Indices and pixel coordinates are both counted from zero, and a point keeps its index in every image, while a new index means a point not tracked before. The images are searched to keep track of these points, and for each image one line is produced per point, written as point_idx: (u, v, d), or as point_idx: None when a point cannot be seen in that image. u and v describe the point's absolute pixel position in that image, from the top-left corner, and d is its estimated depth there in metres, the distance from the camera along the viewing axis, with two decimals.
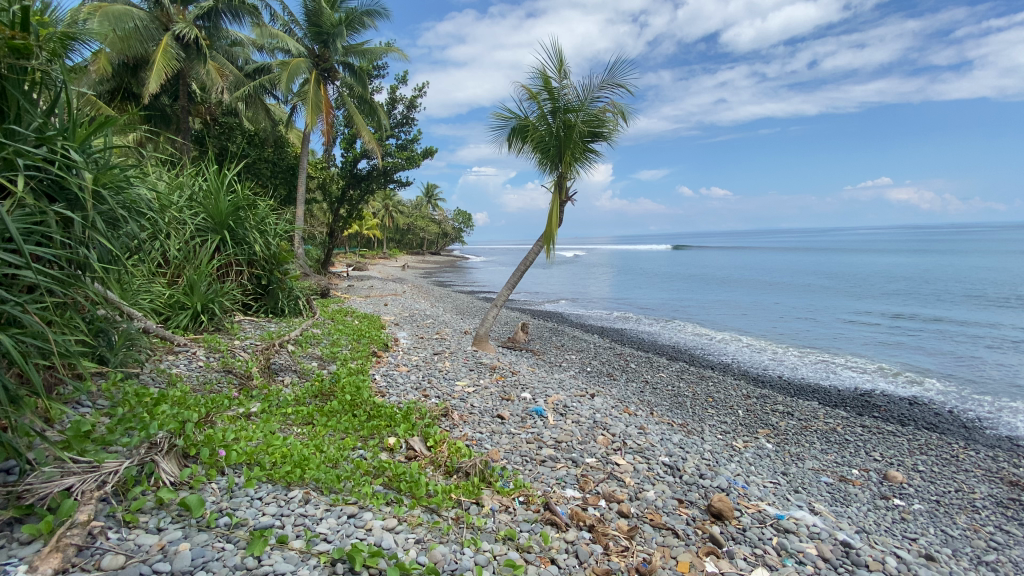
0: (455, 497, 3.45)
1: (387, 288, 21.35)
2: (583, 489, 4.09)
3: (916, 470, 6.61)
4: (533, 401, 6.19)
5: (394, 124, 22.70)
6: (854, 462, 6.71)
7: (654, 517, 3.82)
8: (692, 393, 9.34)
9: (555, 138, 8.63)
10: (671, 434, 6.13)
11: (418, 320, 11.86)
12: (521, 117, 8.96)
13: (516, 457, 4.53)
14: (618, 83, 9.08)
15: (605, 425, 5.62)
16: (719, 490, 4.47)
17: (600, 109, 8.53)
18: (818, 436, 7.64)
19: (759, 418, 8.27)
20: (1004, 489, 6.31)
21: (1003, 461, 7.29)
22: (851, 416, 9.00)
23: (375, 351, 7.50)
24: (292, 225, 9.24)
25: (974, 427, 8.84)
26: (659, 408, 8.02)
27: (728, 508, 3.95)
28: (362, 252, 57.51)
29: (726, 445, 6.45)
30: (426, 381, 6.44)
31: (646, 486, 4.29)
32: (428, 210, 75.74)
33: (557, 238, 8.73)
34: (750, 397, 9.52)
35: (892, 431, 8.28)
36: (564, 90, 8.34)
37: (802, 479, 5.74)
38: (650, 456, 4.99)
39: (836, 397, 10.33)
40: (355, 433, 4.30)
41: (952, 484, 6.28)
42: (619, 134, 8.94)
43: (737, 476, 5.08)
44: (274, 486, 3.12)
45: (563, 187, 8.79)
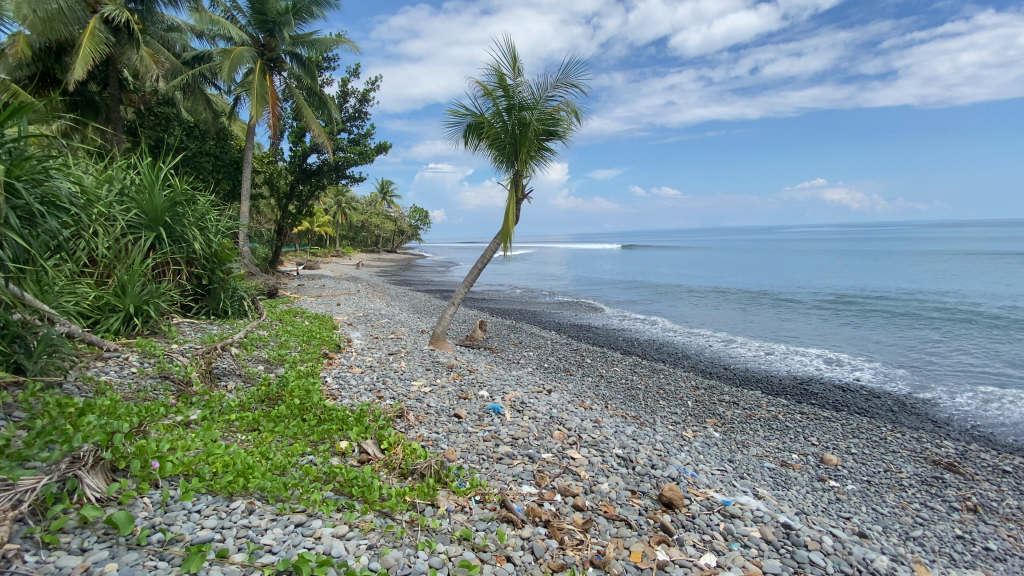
0: (409, 499, 3.38)
1: (340, 288, 20.33)
2: (539, 485, 4.11)
3: (849, 452, 7.09)
4: (490, 399, 6.17)
5: (345, 118, 21.99)
6: (794, 447, 7.08)
7: (608, 509, 3.90)
8: (644, 386, 9.62)
9: (511, 135, 8.63)
10: (625, 426, 6.31)
11: (371, 319, 11.57)
12: (476, 114, 8.90)
13: (473, 456, 4.50)
14: (572, 83, 9.16)
15: (562, 421, 5.67)
16: (669, 479, 4.61)
17: (554, 108, 8.59)
18: (762, 423, 8.05)
19: (707, 408, 8.61)
20: (928, 468, 6.84)
21: (925, 441, 7.91)
22: (792, 403, 9.52)
23: (327, 353, 7.28)
24: (235, 221, 8.80)
25: (901, 410, 9.55)
26: (614, 401, 8.21)
27: (678, 496, 4.09)
28: (313, 251, 55.54)
29: (677, 436, 6.68)
30: (381, 382, 6.31)
31: (600, 479, 4.38)
32: (383, 207, 74.16)
33: (514, 235, 8.71)
34: (699, 388, 9.87)
35: (828, 416, 8.83)
36: (519, 88, 8.35)
37: (746, 465, 6.01)
38: (605, 449, 5.09)
39: (777, 385, 10.91)
40: (304, 438, 4.13)
41: (882, 465, 6.76)
42: (574, 133, 9.02)
43: (686, 465, 5.27)
44: (214, 497, 2.96)
45: (520, 184, 8.79)
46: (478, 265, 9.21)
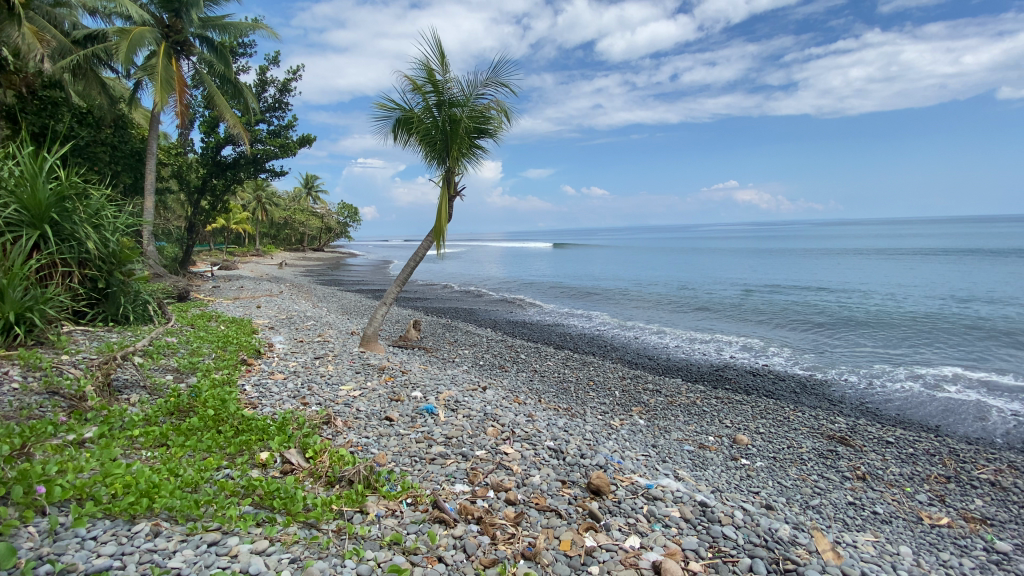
0: (336, 507, 3.28)
1: (261, 288, 19.80)
2: (472, 482, 4.13)
3: (758, 432, 7.74)
4: (423, 399, 6.08)
5: (264, 108, 20.69)
6: (711, 430, 7.61)
7: (539, 501, 3.99)
8: (575, 378, 9.95)
9: (441, 132, 8.53)
10: (557, 419, 6.49)
11: (295, 322, 11.02)
12: (405, 109, 8.71)
13: (404, 458, 4.42)
14: (501, 82, 9.24)
15: (495, 417, 5.72)
16: (597, 467, 4.80)
17: (485, 106, 8.60)
18: (682, 409, 8.59)
19: (633, 397, 9.05)
20: (824, 442, 7.61)
21: (821, 418, 8.80)
22: (709, 389, 10.23)
23: (245, 359, 6.83)
24: (137, 218, 8.03)
25: (802, 391, 10.55)
26: (546, 394, 8.41)
27: (605, 483, 4.27)
28: (231, 250, 51.89)
29: (605, 425, 6.98)
30: (306, 388, 6.03)
31: (532, 472, 4.47)
32: (309, 203, 70.72)
33: (446, 232, 8.63)
34: (627, 378, 10.33)
35: (741, 400, 9.57)
36: (448, 84, 8.29)
37: (669, 450, 6.39)
38: (537, 442, 5.20)
39: (696, 373, 11.67)
40: (219, 452, 3.86)
41: (785, 442, 7.44)
42: (504, 131, 9.08)
43: (613, 452, 5.51)
44: (113, 521, 2.70)
45: (451, 181, 8.70)
46: (410, 264, 9.00)
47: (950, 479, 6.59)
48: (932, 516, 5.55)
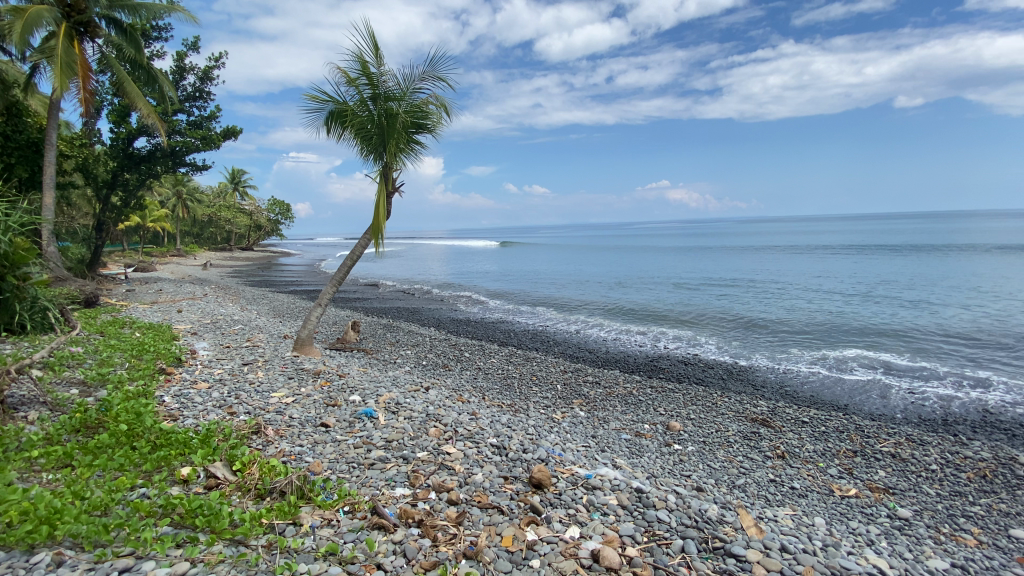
0: (266, 521, 3.12)
1: (181, 289, 19.19)
2: (413, 485, 4.07)
3: (689, 418, 8.17)
4: (362, 403, 5.91)
5: (182, 97, 19.21)
6: (647, 419, 7.95)
7: (481, 499, 4.00)
8: (519, 374, 10.06)
9: (377, 126, 8.31)
10: (500, 415, 6.53)
11: (221, 327, 10.34)
12: (338, 102, 8.41)
13: (341, 465, 4.29)
14: (439, 77, 9.12)
15: (438, 417, 5.67)
16: (539, 461, 4.88)
17: (423, 100, 8.45)
18: (620, 399, 8.90)
19: (574, 390, 9.27)
20: (748, 424, 8.15)
21: (745, 402, 9.44)
22: (644, 379, 10.69)
23: (163, 368, 6.33)
24: (33, 216, 7.23)
25: (729, 378, 11.26)
26: (490, 392, 8.43)
27: (546, 476, 4.36)
28: (147, 251, 47.75)
29: (548, 419, 7.11)
30: (232, 397, 5.67)
31: (474, 470, 4.47)
32: (236, 200, 66.55)
33: (385, 230, 8.42)
34: (568, 372, 10.57)
35: (674, 388, 10.07)
36: (384, 78, 8.10)
37: (607, 439, 6.61)
38: (480, 440, 5.20)
39: (633, 363, 12.15)
40: (132, 470, 3.55)
41: (714, 426, 7.90)
42: (442, 127, 8.98)
43: (555, 445, 5.62)
44: (6, 554, 2.43)
45: (389, 177, 8.48)
46: (347, 263, 8.71)
47: (857, 453, 7.27)
48: (842, 488, 6.10)
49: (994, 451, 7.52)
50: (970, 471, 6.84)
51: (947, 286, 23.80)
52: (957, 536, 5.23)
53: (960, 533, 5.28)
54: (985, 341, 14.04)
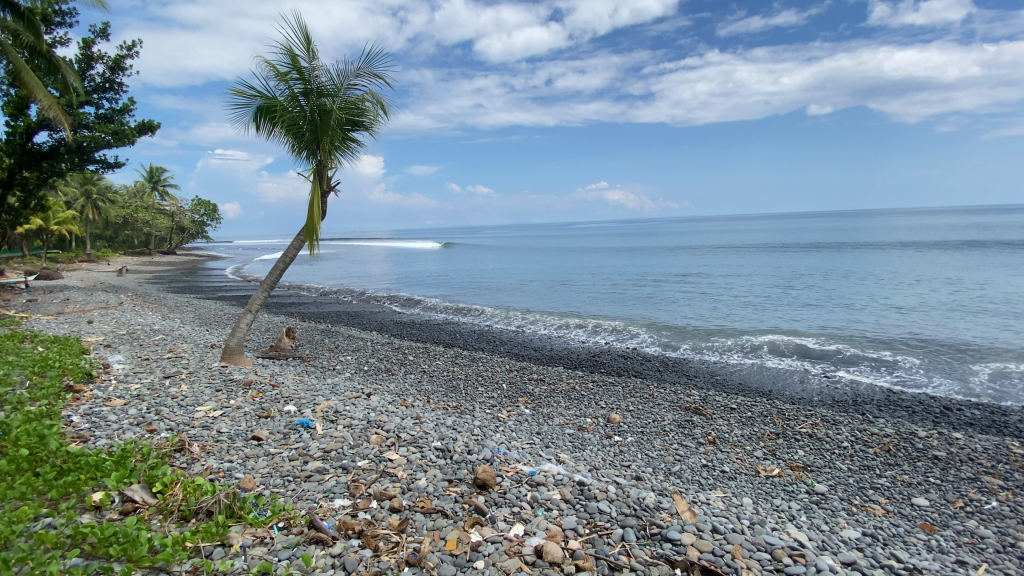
0: (191, 545, 2.94)
1: (92, 297, 17.60)
2: (353, 495, 3.96)
3: (628, 410, 8.49)
4: (298, 413, 5.68)
5: (89, 88, 17.56)
6: (589, 413, 8.18)
7: (425, 504, 3.96)
8: (464, 375, 10.02)
9: (309, 123, 8.00)
10: (445, 418, 6.49)
11: (139, 338, 9.57)
12: (267, 97, 8.02)
13: (275, 480, 4.11)
14: (375, 74, 8.90)
15: (379, 424, 5.54)
16: (484, 461, 4.89)
17: (358, 97, 8.23)
18: (563, 395, 9.10)
19: (519, 388, 9.37)
20: (682, 413, 8.59)
21: (679, 392, 9.93)
22: (586, 374, 10.98)
23: (71, 385, 5.78)
24: None
25: (665, 369, 11.81)
26: (435, 394, 8.36)
27: (491, 477, 4.38)
28: (50, 257, 43.26)
29: (493, 418, 7.14)
30: (153, 413, 5.27)
31: (418, 476, 4.42)
32: (155, 201, 61.71)
33: (319, 231, 8.12)
34: (513, 371, 10.65)
35: (614, 382, 10.42)
36: (316, 73, 7.82)
37: (551, 435, 6.73)
38: (423, 444, 5.14)
39: (576, 359, 12.44)
40: (34, 499, 3.20)
41: (651, 416, 8.26)
42: (380, 125, 8.77)
43: (500, 444, 5.66)
44: None
45: (323, 176, 8.18)
46: (279, 267, 8.32)
47: (779, 435, 7.84)
48: (767, 469, 6.56)
49: (895, 427, 8.35)
50: (876, 446, 7.55)
51: (857, 279, 26.12)
52: (867, 506, 5.77)
53: (870, 504, 5.83)
54: (888, 329, 15.54)
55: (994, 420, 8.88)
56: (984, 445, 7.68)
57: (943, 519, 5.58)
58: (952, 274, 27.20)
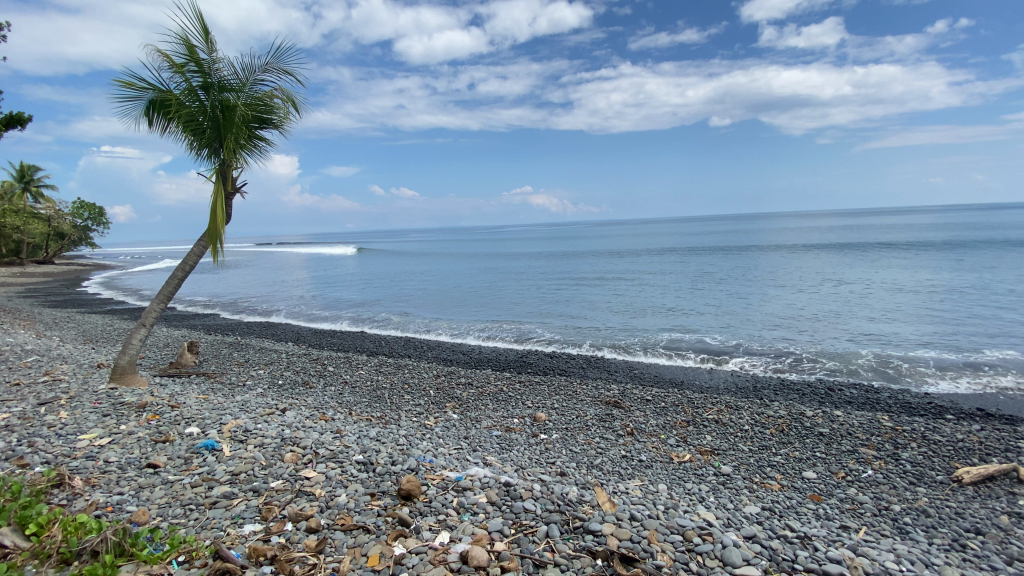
0: None
1: None
2: (265, 519, 3.75)
3: (553, 408, 8.73)
4: (202, 436, 5.25)
5: None
6: (515, 413, 8.30)
7: (345, 521, 3.83)
8: (389, 384, 9.75)
9: (210, 119, 7.43)
10: (368, 429, 6.29)
11: (6, 360, 8.36)
12: (160, 89, 7.35)
13: (174, 510, 3.78)
14: (285, 69, 8.45)
15: (294, 440, 5.27)
16: (409, 471, 4.82)
17: (266, 93, 7.78)
18: (491, 397, 9.17)
19: (447, 393, 9.30)
20: (604, 407, 8.98)
21: (601, 387, 10.37)
22: (513, 375, 11.14)
23: None
24: None
25: (589, 367, 12.26)
26: (358, 405, 8.08)
27: (416, 486, 4.32)
28: None
29: (419, 426, 7.04)
30: (24, 445, 4.64)
31: (338, 492, 4.27)
32: (26, 203, 54.16)
33: (224, 236, 7.55)
34: (440, 376, 10.55)
35: (540, 381, 10.66)
36: (217, 65, 7.30)
37: (478, 439, 6.75)
38: (343, 458, 4.97)
39: (503, 361, 12.57)
40: None
41: (575, 413, 8.55)
42: (291, 123, 8.34)
43: (426, 452, 5.59)
44: None
45: (228, 177, 7.62)
46: (178, 275, 7.62)
47: (690, 422, 8.43)
48: (680, 455, 7.02)
49: (788, 408, 9.28)
50: (772, 427, 8.35)
51: (758, 278, 28.65)
52: (766, 483, 6.37)
53: (768, 480, 6.44)
54: (783, 323, 17.21)
55: (868, 398, 10.14)
56: (860, 420, 8.76)
57: (829, 489, 6.30)
58: (834, 271, 30.62)
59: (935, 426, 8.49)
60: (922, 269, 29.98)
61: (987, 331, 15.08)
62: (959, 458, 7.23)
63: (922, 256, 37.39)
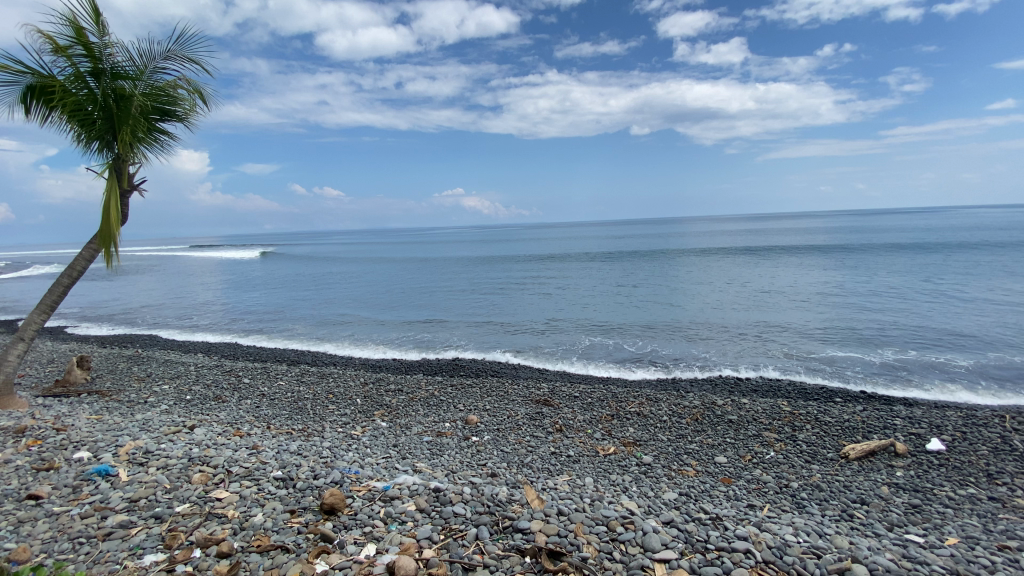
0: None
1: None
2: (169, 547, 3.47)
3: (484, 409, 8.78)
4: (94, 460, 4.74)
5: None
6: (447, 417, 8.25)
7: (261, 542, 3.63)
8: (312, 394, 9.32)
9: (103, 110, 6.72)
10: (289, 443, 5.99)
11: None
12: (39, 75, 6.53)
13: (61, 545, 3.40)
14: (190, 58, 7.83)
15: (204, 460, 4.91)
16: (333, 484, 4.65)
17: (169, 83, 7.18)
18: (421, 403, 9.04)
19: (375, 401, 9.06)
20: (534, 406, 9.18)
21: (531, 387, 10.58)
22: (445, 379, 11.08)
23: None
24: None
25: (520, 367, 12.44)
26: (277, 419, 7.65)
27: (340, 500, 4.19)
28: None
29: (345, 437, 6.81)
30: None
31: (253, 512, 4.04)
32: None
33: (120, 238, 6.85)
34: (368, 383, 10.25)
35: (471, 383, 10.68)
36: (111, 51, 6.63)
37: (408, 446, 6.65)
38: (260, 476, 4.70)
39: (434, 365, 12.45)
40: None
41: (505, 413, 8.66)
42: (197, 116, 7.75)
43: (352, 463, 5.42)
44: None
45: (123, 174, 6.93)
46: (64, 282, 6.82)
47: (614, 416, 8.83)
48: (605, 448, 7.33)
49: (702, 398, 10.00)
50: (688, 416, 8.95)
51: (676, 280, 30.53)
52: (683, 469, 6.82)
53: (685, 467, 6.89)
54: (699, 322, 18.46)
55: (771, 386, 11.17)
56: (763, 406, 9.62)
57: (738, 471, 6.86)
58: (742, 274, 33.33)
59: (827, 409, 9.52)
60: (815, 270, 33.40)
61: (867, 325, 17.12)
62: (846, 435, 8.14)
63: (815, 258, 41.71)
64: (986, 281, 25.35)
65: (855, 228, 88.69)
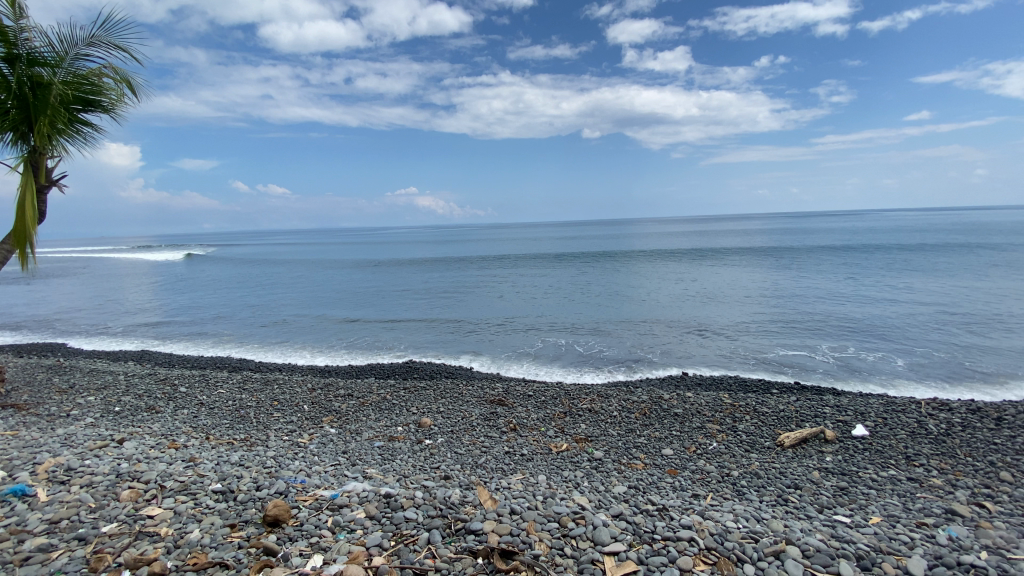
0: None
1: None
2: (94, 570, 3.25)
3: (437, 412, 8.72)
4: (8, 480, 4.35)
5: None
6: (399, 421, 8.14)
7: (198, 559, 3.47)
8: (256, 402, 8.94)
9: (17, 98, 6.18)
10: (230, 454, 5.73)
11: None
12: None
13: None
14: (117, 45, 7.32)
15: (134, 475, 4.62)
16: (276, 495, 4.50)
17: (93, 72, 6.70)
18: (372, 407, 8.87)
19: (323, 407, 8.80)
20: (488, 406, 9.21)
21: (485, 387, 10.60)
22: (397, 382, 10.91)
23: None
24: None
25: (474, 369, 12.43)
26: (217, 429, 7.29)
27: (284, 511, 4.07)
28: None
29: (291, 445, 6.58)
30: None
31: (190, 528, 3.85)
32: None
33: (37, 238, 6.32)
34: (316, 389, 9.94)
35: (425, 386, 10.58)
36: (26, 35, 6.10)
37: (358, 452, 6.50)
38: (197, 490, 4.48)
39: (387, 368, 12.24)
40: None
41: (459, 414, 8.64)
42: (125, 108, 7.27)
43: (298, 473, 5.25)
44: None
45: (40, 167, 6.40)
46: None
47: (566, 413, 9.00)
48: (557, 445, 7.46)
49: (650, 394, 10.36)
50: (637, 411, 9.26)
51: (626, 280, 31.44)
52: (632, 463, 7.05)
53: (633, 460, 7.13)
54: (648, 321, 19.08)
55: (714, 380, 11.74)
56: (707, 399, 10.09)
57: (683, 462, 7.16)
58: (688, 274, 34.72)
59: (764, 400, 10.10)
60: (755, 270, 35.26)
61: (802, 322, 18.28)
62: (781, 424, 8.68)
63: (755, 258, 44.04)
64: (904, 280, 27.58)
65: (791, 230, 94.24)
